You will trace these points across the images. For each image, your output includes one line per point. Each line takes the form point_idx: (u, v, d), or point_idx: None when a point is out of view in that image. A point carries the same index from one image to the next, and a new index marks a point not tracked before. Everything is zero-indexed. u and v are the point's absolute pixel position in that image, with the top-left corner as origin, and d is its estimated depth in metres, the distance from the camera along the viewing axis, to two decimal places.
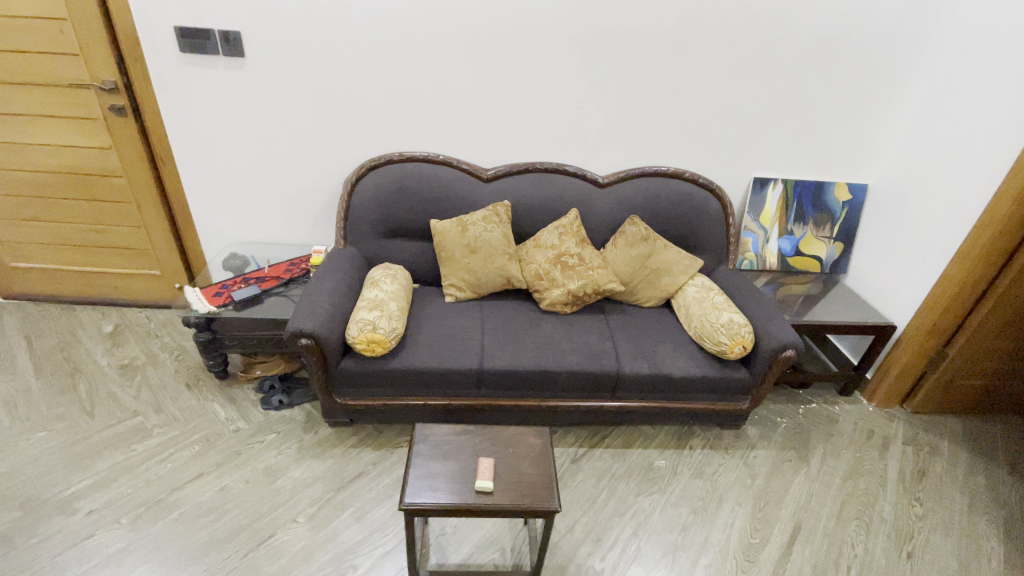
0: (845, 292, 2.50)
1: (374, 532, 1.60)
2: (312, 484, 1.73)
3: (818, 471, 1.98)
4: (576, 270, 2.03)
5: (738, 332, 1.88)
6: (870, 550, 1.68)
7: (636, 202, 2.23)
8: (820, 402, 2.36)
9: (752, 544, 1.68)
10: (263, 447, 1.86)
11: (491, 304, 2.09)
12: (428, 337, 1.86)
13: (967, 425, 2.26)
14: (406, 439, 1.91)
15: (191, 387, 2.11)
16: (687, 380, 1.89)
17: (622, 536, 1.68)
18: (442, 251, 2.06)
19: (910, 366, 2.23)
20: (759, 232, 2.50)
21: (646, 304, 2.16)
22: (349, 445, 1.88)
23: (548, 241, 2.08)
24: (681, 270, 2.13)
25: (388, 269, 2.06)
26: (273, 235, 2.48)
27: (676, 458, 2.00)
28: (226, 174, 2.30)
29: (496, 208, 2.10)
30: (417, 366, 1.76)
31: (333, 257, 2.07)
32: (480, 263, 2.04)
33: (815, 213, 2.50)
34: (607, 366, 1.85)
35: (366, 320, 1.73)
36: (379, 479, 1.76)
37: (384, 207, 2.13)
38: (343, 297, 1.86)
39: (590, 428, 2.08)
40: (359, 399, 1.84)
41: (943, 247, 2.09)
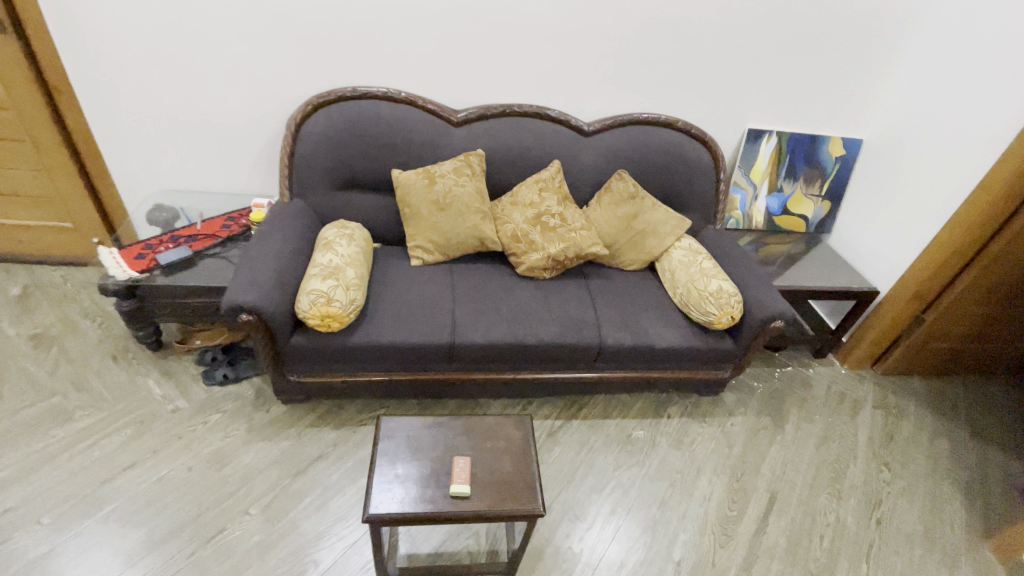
0: (828, 253, 2.43)
1: (337, 522, 1.47)
2: (266, 470, 1.56)
3: (792, 438, 1.98)
4: (557, 231, 1.83)
5: (727, 302, 1.75)
6: (841, 519, 1.69)
7: (623, 154, 2.01)
8: (795, 366, 2.34)
9: (730, 517, 1.66)
10: (208, 429, 1.67)
11: (463, 268, 1.88)
12: (392, 307, 1.66)
13: (933, 387, 2.30)
14: (370, 416, 1.76)
15: (119, 360, 1.85)
16: (671, 351, 1.78)
17: (601, 514, 1.62)
18: (406, 207, 1.81)
19: (887, 330, 2.22)
20: (748, 189, 2.35)
21: (629, 268, 2.01)
22: (306, 424, 1.71)
23: (526, 198, 1.87)
24: (669, 231, 1.97)
25: (344, 228, 1.80)
26: (207, 184, 2.14)
27: (654, 428, 1.94)
28: (142, 108, 1.92)
29: (468, 158, 1.84)
30: (379, 341, 1.56)
31: (279, 213, 1.79)
32: (450, 222, 1.81)
33: (807, 169, 2.36)
34: (589, 338, 1.71)
35: (318, 291, 1.51)
36: (341, 463, 1.61)
37: (337, 155, 1.84)
38: (291, 262, 1.61)
39: (567, 398, 1.98)
40: (316, 376, 1.65)
41: (936, 212, 2.01)
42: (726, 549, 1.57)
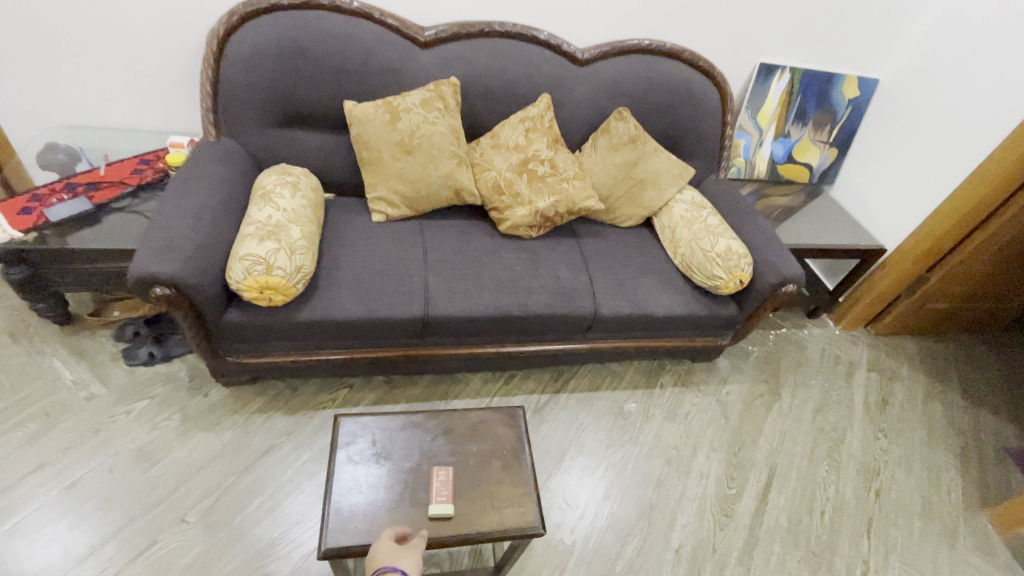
0: (831, 207, 2.25)
1: (294, 525, 1.26)
2: (206, 468, 1.32)
3: (790, 406, 1.87)
4: (546, 181, 1.56)
5: (737, 264, 1.55)
6: (841, 492, 1.62)
7: (622, 89, 1.71)
8: (790, 327, 2.21)
9: (729, 496, 1.55)
10: (132, 421, 1.39)
11: (434, 224, 1.60)
12: (350, 273, 1.38)
13: (925, 347, 2.24)
14: (329, 398, 1.52)
15: (16, 338, 1.52)
16: (671, 320, 1.60)
17: (594, 499, 1.48)
18: (364, 149, 1.48)
19: (889, 289, 2.10)
20: (753, 134, 2.10)
21: (624, 224, 1.77)
22: (253, 410, 1.45)
23: (510, 140, 1.57)
24: (671, 181, 1.72)
25: (287, 175, 1.47)
26: (111, 117, 1.72)
27: (647, 399, 1.79)
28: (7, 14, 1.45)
29: (439, 89, 1.50)
30: (336, 316, 1.30)
31: (203, 156, 1.44)
32: (419, 169, 1.50)
33: (817, 112, 2.12)
34: (582, 307, 1.50)
35: (254, 257, 1.21)
36: (297, 455, 1.38)
37: (274, 81, 1.47)
38: (219, 219, 1.30)
39: (553, 369, 1.79)
40: (261, 356, 1.38)
41: (960, 160, 1.84)
42: (727, 531, 1.47)
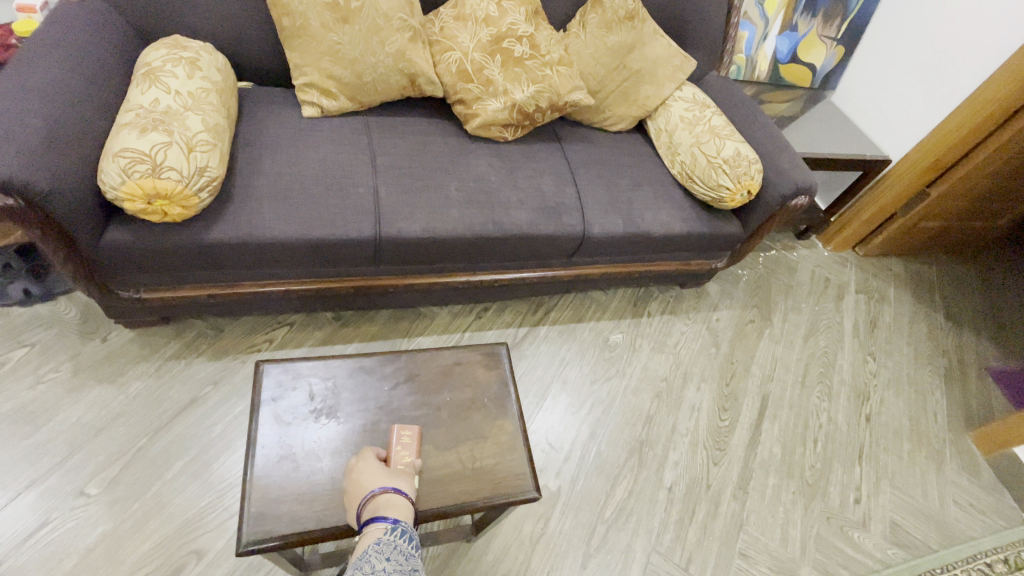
0: (831, 116, 2.05)
1: (227, 491, 1.04)
2: (109, 429, 1.07)
3: (780, 331, 1.76)
4: (524, 65, 1.26)
5: (745, 173, 1.33)
6: (833, 418, 1.54)
7: None
8: (779, 249, 2.07)
9: (722, 428, 1.44)
10: (5, 375, 1.10)
11: (385, 122, 1.28)
12: (277, 182, 1.07)
13: (912, 268, 2.16)
14: (266, 338, 1.26)
15: None
16: (667, 239, 1.39)
17: (579, 440, 1.33)
18: (285, 15, 1.12)
19: (887, 205, 1.96)
20: (759, 24, 1.82)
21: (615, 128, 1.49)
22: (167, 357, 1.18)
23: (477, 10, 1.24)
24: (671, 74, 1.45)
25: (179, 49, 1.10)
26: None
27: (633, 329, 1.62)
28: None
29: None
30: (261, 237, 1.01)
31: (57, 19, 1.05)
32: (360, 45, 1.16)
33: (829, 1, 1.85)
34: (568, 224, 1.26)
35: (135, 154, 0.88)
36: (227, 408, 1.14)
37: None
38: (82, 105, 0.95)
39: (531, 299, 1.57)
40: (168, 290, 1.09)
41: (994, 48, 1.60)
42: (720, 466, 1.36)
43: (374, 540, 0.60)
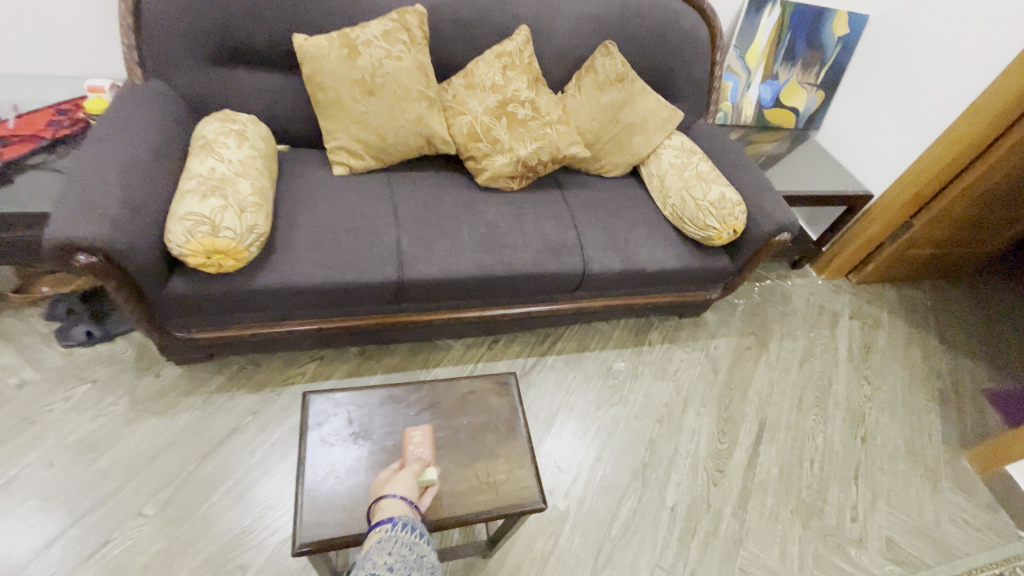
0: (817, 153, 2.19)
1: (266, 512, 1.15)
2: (162, 456, 1.19)
3: (776, 358, 1.85)
4: (527, 125, 1.42)
5: (730, 213, 1.46)
6: (829, 440, 1.61)
7: (607, 22, 1.55)
8: (774, 278, 2.18)
9: (721, 451, 1.53)
10: (71, 409, 1.24)
11: (405, 177, 1.44)
12: (312, 233, 1.22)
13: (905, 293, 2.24)
14: (299, 372, 1.40)
15: None
16: (662, 274, 1.51)
17: (586, 462, 1.43)
18: (320, 91, 1.30)
19: (874, 236, 2.07)
20: (742, 75, 1.99)
21: (610, 174, 1.65)
22: (211, 390, 1.32)
23: (485, 79, 1.41)
24: (660, 125, 1.60)
25: (230, 122, 1.28)
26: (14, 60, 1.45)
27: (635, 357, 1.73)
28: None
29: (404, 18, 1.32)
30: (300, 282, 1.16)
31: (128, 101, 1.23)
32: (383, 113, 1.33)
33: (807, 51, 2.01)
34: (570, 263, 1.39)
35: (198, 217, 1.04)
36: (265, 436, 1.26)
37: (207, 10, 1.25)
38: (152, 175, 1.12)
39: (538, 331, 1.70)
40: (216, 330, 1.23)
41: (960, 92, 1.75)
42: (720, 486, 1.44)
43: (376, 535, 0.70)
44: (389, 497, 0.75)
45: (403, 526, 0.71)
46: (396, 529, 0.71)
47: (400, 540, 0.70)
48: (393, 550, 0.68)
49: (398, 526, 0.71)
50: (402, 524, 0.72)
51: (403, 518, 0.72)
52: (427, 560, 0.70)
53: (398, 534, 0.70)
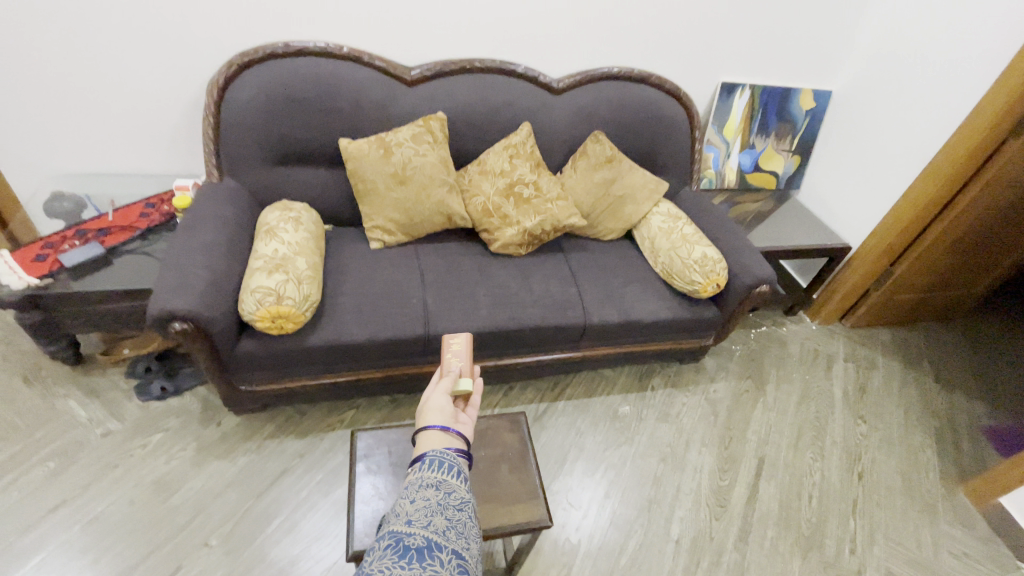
0: (798, 210, 2.41)
1: (312, 543, 1.32)
2: (224, 494, 1.38)
3: (774, 399, 1.97)
4: (532, 202, 1.68)
5: (713, 269, 1.67)
6: (827, 476, 1.72)
7: (597, 114, 1.85)
8: (770, 325, 2.33)
9: (722, 487, 1.64)
10: (149, 453, 1.45)
11: (430, 248, 1.70)
12: (353, 298, 1.47)
13: (898, 336, 2.37)
14: (338, 419, 1.60)
15: (29, 382, 1.57)
16: (656, 324, 1.70)
17: (595, 498, 1.56)
18: (360, 183, 1.59)
19: (859, 283, 2.23)
20: (721, 146, 2.26)
21: (607, 237, 1.89)
22: (265, 436, 1.52)
23: (495, 166, 1.69)
24: (647, 196, 1.85)
25: (288, 210, 1.56)
26: (116, 163, 1.78)
27: (640, 402, 1.88)
28: (15, 73, 1.52)
29: (428, 123, 1.62)
30: (344, 340, 1.38)
31: (209, 196, 1.53)
32: (412, 198, 1.61)
33: (779, 124, 2.28)
34: (573, 317, 1.60)
35: (266, 289, 1.29)
36: (310, 476, 1.45)
37: (271, 124, 1.56)
38: (228, 256, 1.38)
39: (549, 379, 1.88)
40: (272, 383, 1.46)
41: (914, 157, 1.95)
42: (722, 520, 1.56)
43: (404, 480, 0.61)
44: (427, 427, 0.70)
45: (430, 464, 0.61)
46: (422, 469, 0.61)
47: (425, 479, 0.59)
48: (416, 490, 0.57)
49: (425, 464, 0.62)
50: (430, 462, 0.62)
51: (431, 455, 0.63)
52: (457, 497, 0.58)
53: (424, 474, 0.60)
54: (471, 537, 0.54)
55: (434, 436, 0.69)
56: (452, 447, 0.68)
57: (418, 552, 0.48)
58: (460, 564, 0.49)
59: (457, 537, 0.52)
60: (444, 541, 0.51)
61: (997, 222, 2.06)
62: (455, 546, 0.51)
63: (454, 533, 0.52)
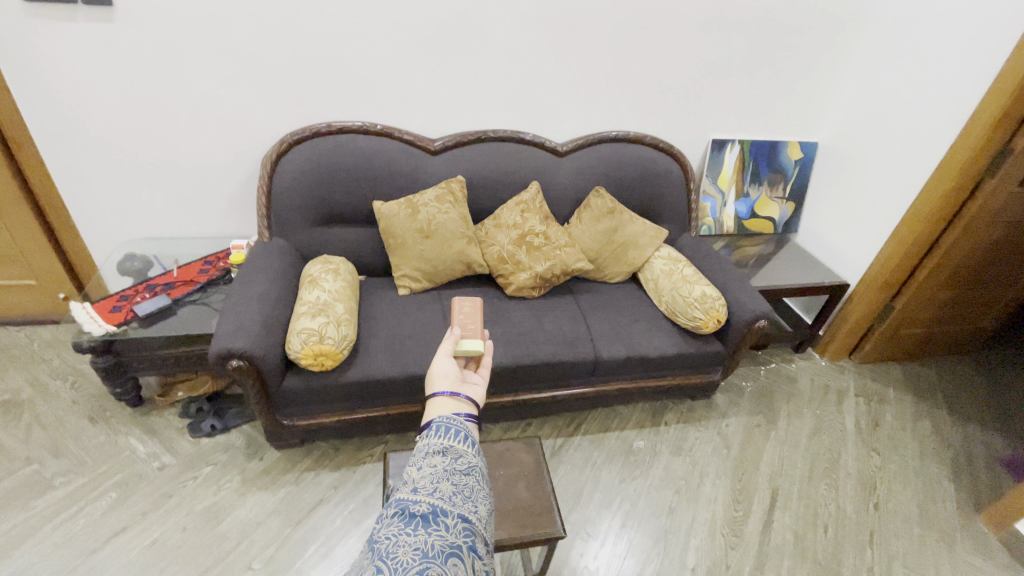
0: (797, 251, 2.55)
1: (346, 567, 1.42)
2: (265, 522, 1.50)
3: (786, 433, 2.02)
4: (543, 250, 1.88)
5: (712, 305, 1.80)
6: (842, 507, 1.75)
7: (598, 172, 2.07)
8: (779, 362, 2.40)
9: (737, 518, 1.69)
10: (200, 484, 1.59)
11: (452, 294, 1.89)
12: (384, 339, 1.64)
13: (908, 370, 2.41)
14: (369, 454, 1.73)
15: (96, 421, 1.75)
16: (663, 359, 1.82)
17: (612, 527, 1.62)
18: (391, 238, 1.81)
19: (862, 319, 2.31)
20: (717, 196, 2.45)
21: (613, 280, 2.06)
22: (302, 469, 1.66)
23: (509, 220, 1.90)
24: (648, 242, 2.03)
25: (328, 264, 1.78)
26: (180, 228, 2.05)
27: (654, 436, 1.95)
28: (105, 156, 1.82)
29: (449, 185, 1.86)
30: (377, 375, 1.54)
31: (261, 253, 1.75)
32: (436, 250, 1.82)
33: (770, 174, 2.47)
34: (583, 352, 1.73)
35: (310, 330, 1.47)
36: (344, 505, 1.56)
37: (315, 190, 1.81)
38: (279, 302, 1.58)
39: (564, 415, 1.98)
40: (311, 418, 1.61)
41: (897, 200, 2.09)
42: (737, 550, 1.60)
43: (415, 448, 0.67)
44: (437, 394, 0.76)
45: (438, 433, 0.68)
46: (430, 437, 0.67)
47: (433, 447, 0.65)
48: (424, 459, 0.63)
49: (433, 432, 0.68)
50: (438, 431, 0.68)
51: (438, 424, 0.69)
52: (463, 464, 0.64)
53: (431, 441, 0.66)
54: (477, 500, 0.60)
55: (444, 401, 0.76)
56: (462, 411, 0.75)
57: (423, 519, 0.54)
58: (465, 526, 0.56)
59: (463, 501, 0.58)
60: (449, 507, 0.57)
61: (989, 257, 2.15)
62: (460, 510, 0.57)
63: (459, 499, 0.58)
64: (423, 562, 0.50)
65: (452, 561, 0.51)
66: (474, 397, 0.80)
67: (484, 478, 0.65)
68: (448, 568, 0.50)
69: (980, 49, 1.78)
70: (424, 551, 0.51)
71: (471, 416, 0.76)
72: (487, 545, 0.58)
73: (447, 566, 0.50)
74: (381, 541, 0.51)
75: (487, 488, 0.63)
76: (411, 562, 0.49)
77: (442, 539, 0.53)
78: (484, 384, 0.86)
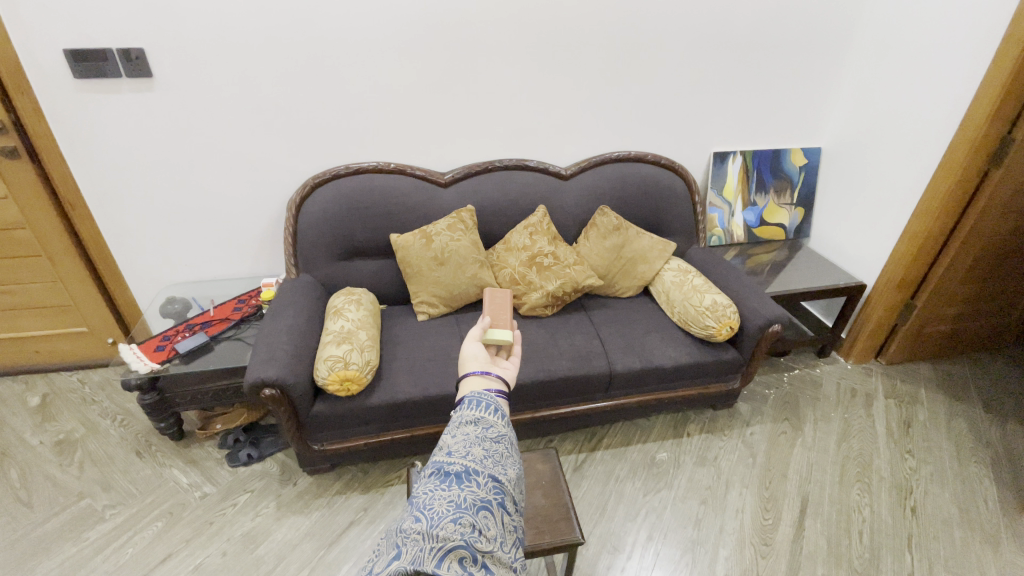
0: (810, 255, 2.55)
1: None
2: (300, 545, 1.57)
3: (813, 438, 1.98)
4: (552, 269, 1.95)
5: (723, 313, 1.82)
6: (877, 512, 1.72)
7: (602, 191, 2.15)
8: (802, 367, 2.37)
9: (766, 526, 1.67)
10: (238, 511, 1.67)
11: (468, 317, 1.97)
12: (406, 363, 1.72)
13: (937, 370, 2.36)
14: (396, 476, 1.79)
15: (143, 455, 1.87)
16: (678, 369, 1.84)
17: (638, 541, 1.62)
18: (408, 267, 1.91)
19: (884, 318, 2.27)
20: (724, 207, 2.49)
21: (624, 294, 2.11)
22: (334, 493, 1.73)
23: (519, 243, 1.99)
24: (656, 255, 2.09)
25: (351, 295, 1.89)
26: (216, 270, 2.21)
27: (676, 448, 1.95)
28: (147, 209, 1.99)
29: (460, 215, 1.97)
30: (399, 398, 1.62)
31: (288, 288, 1.88)
32: (450, 275, 1.91)
33: (775, 181, 2.51)
34: (598, 366, 1.77)
35: (336, 356, 1.57)
36: (374, 526, 1.63)
37: (336, 227, 1.94)
38: (307, 333, 1.68)
39: (586, 430, 2.01)
40: (339, 442, 1.69)
41: (905, 197, 2.09)
42: (769, 559, 1.58)
43: (450, 419, 0.73)
44: (470, 373, 0.82)
45: (470, 406, 0.73)
46: (464, 409, 0.72)
47: (466, 418, 0.71)
48: (458, 427, 0.69)
49: (466, 405, 0.73)
50: (470, 404, 0.73)
51: (471, 398, 0.74)
52: (493, 432, 0.69)
53: (464, 413, 0.72)
54: (506, 463, 0.65)
55: (476, 379, 0.81)
56: (493, 387, 0.80)
57: (457, 477, 0.60)
58: (496, 485, 0.61)
59: (493, 464, 0.64)
60: (480, 468, 0.62)
61: (1009, 248, 2.12)
62: (490, 471, 0.63)
63: (490, 462, 0.64)
64: (457, 512, 0.56)
65: (483, 514, 0.57)
66: (504, 377, 0.85)
67: (514, 445, 0.69)
68: (479, 518, 0.56)
69: (969, 46, 1.82)
70: (458, 504, 0.57)
71: (502, 392, 0.81)
72: (517, 503, 0.64)
73: (478, 517, 0.56)
74: (420, 497, 0.58)
75: (517, 454, 0.68)
76: (446, 512, 0.55)
77: (474, 494, 0.59)
78: (514, 367, 0.92)
